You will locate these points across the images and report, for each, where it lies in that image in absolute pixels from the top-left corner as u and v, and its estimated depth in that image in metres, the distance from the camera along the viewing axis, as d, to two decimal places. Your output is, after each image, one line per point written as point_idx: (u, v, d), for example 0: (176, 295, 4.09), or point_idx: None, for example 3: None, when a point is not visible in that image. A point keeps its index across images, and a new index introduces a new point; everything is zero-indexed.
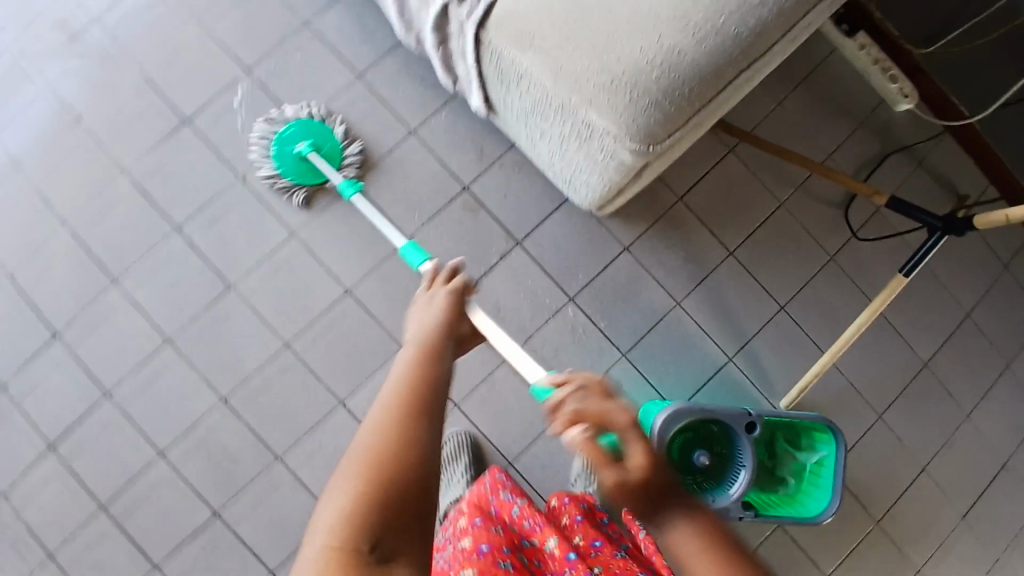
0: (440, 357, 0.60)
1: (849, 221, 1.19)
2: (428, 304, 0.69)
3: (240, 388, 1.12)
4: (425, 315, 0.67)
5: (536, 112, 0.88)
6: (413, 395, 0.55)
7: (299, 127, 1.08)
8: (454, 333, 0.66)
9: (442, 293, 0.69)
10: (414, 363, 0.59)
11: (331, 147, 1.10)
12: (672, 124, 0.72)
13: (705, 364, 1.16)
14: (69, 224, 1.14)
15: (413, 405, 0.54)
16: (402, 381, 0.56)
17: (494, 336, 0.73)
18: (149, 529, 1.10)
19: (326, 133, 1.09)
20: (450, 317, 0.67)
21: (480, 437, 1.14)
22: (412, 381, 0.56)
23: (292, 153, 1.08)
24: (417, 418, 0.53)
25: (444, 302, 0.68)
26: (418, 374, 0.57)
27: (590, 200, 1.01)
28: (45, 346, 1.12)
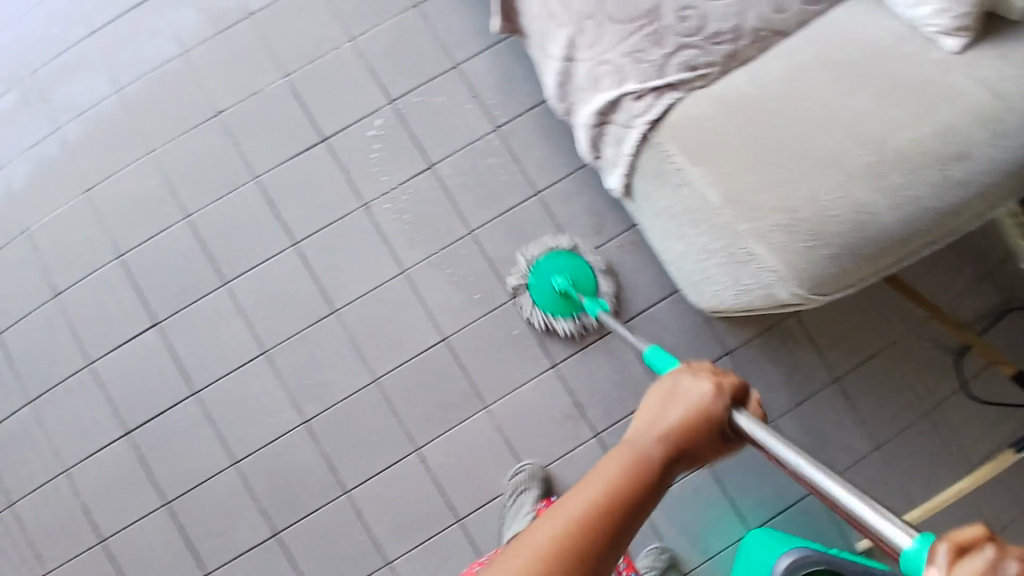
0: (650, 463, 0.56)
1: (961, 369, 1.14)
2: (679, 394, 0.60)
3: (322, 412, 1.12)
4: (664, 400, 0.60)
5: (684, 219, 0.86)
6: (608, 494, 0.53)
7: (560, 260, 1.11)
8: (685, 441, 0.58)
9: (697, 384, 0.60)
10: (625, 461, 0.55)
11: (586, 280, 1.11)
12: (845, 280, 0.70)
13: (786, 488, 1.12)
14: (191, 219, 1.17)
15: (609, 510, 0.52)
16: (613, 474, 0.54)
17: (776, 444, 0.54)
18: (210, 531, 1.12)
19: (579, 265, 1.11)
20: (703, 423, 0.58)
21: (555, 473, 1.12)
22: (611, 469, 0.55)
23: (553, 290, 1.10)
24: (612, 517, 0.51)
25: (699, 396, 0.59)
26: (629, 474, 0.54)
27: (710, 305, 0.98)
28: (147, 331, 1.16)
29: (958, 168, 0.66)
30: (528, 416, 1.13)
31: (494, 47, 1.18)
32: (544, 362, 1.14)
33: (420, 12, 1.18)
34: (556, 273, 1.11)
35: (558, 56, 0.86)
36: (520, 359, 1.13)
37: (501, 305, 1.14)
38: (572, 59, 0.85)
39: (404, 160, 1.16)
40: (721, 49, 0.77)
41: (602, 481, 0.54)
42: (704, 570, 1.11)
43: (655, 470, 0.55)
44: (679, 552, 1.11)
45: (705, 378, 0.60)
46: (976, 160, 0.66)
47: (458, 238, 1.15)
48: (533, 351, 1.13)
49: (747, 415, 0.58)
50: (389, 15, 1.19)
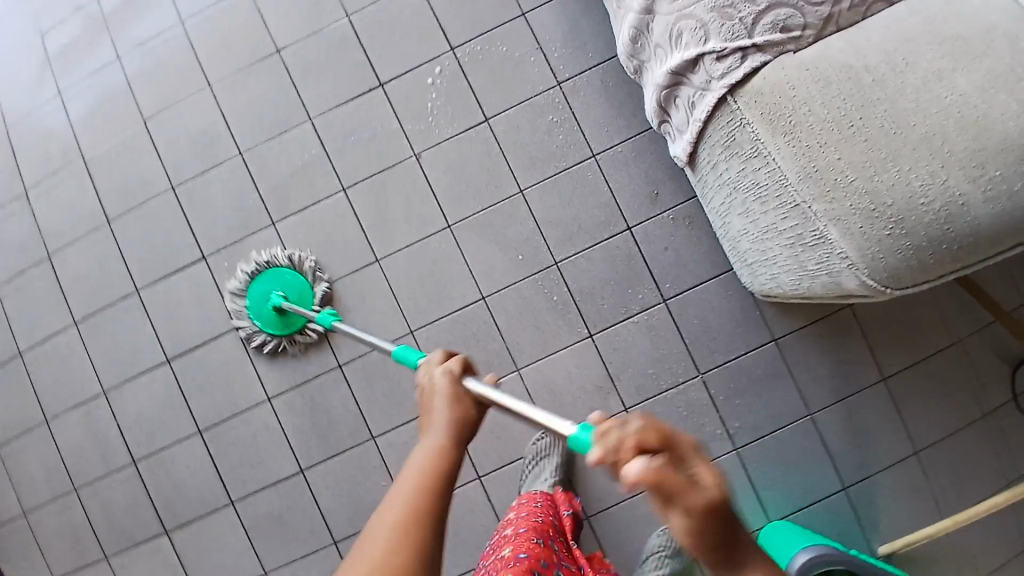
0: (448, 453, 0.51)
1: (1015, 382, 1.08)
2: (432, 386, 0.58)
3: (356, 358, 1.13)
4: (426, 403, 0.58)
5: (752, 193, 0.83)
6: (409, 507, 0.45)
7: (266, 280, 1.12)
8: (470, 420, 0.55)
9: (443, 374, 0.58)
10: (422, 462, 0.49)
11: (299, 284, 1.12)
12: (925, 274, 0.65)
13: (817, 484, 1.09)
14: (244, 155, 1.16)
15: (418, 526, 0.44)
16: (421, 465, 0.49)
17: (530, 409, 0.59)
18: (239, 461, 1.15)
19: (297, 280, 1.12)
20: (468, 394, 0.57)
21: None
22: (411, 482, 0.47)
23: (268, 303, 1.11)
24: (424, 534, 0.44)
25: (445, 381, 0.58)
26: (427, 472, 0.48)
27: (766, 287, 0.95)
28: (193, 262, 1.17)
29: None
30: (560, 384, 1.11)
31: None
32: (581, 332, 1.11)
33: None
34: (269, 288, 1.12)
35: (638, 8, 0.82)
36: (558, 326, 1.11)
37: (543, 269, 1.11)
38: (652, 11, 0.80)
39: (459, 112, 1.13)
40: (818, 11, 0.70)
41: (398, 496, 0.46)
42: None
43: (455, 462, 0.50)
44: None
45: (451, 365, 0.59)
46: None
47: (506, 196, 1.12)
48: (571, 319, 1.11)
49: (476, 380, 0.59)
50: None
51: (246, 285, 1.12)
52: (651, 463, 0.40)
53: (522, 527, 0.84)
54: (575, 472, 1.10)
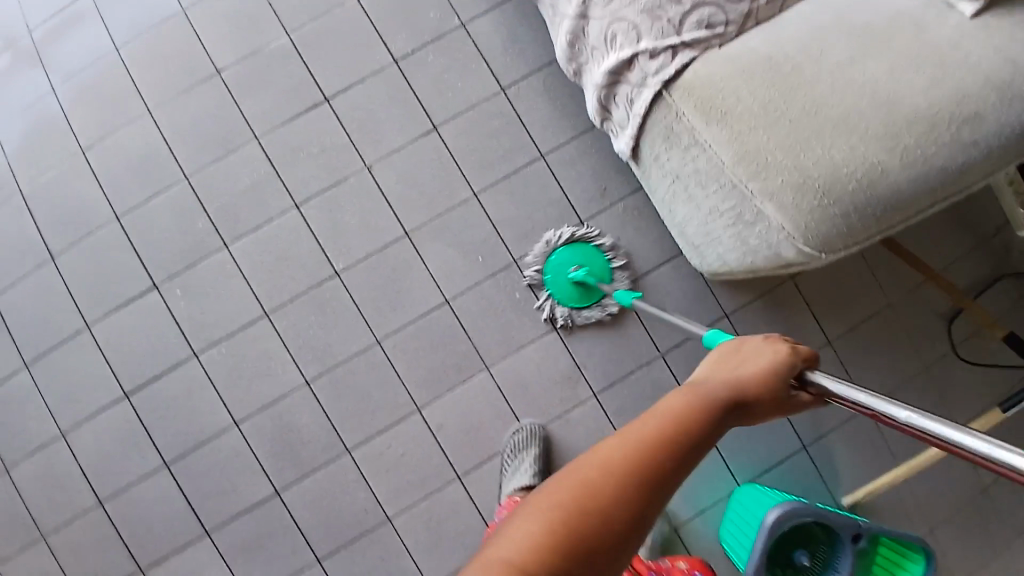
0: (703, 418, 0.52)
1: (951, 334, 1.18)
2: (744, 352, 0.58)
3: (325, 372, 1.13)
4: (725, 364, 0.57)
5: (692, 179, 0.88)
6: (657, 440, 0.50)
7: (574, 252, 1.13)
8: (739, 399, 0.54)
9: (759, 342, 0.58)
10: (682, 411, 0.52)
11: (601, 268, 1.14)
12: (852, 237, 0.72)
13: (778, 447, 1.17)
14: (191, 180, 1.15)
15: (657, 453, 0.49)
16: (658, 423, 0.51)
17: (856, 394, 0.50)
18: (212, 488, 1.13)
19: (591, 252, 1.14)
20: (755, 377, 0.55)
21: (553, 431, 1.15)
22: (667, 425, 0.51)
23: (568, 279, 1.13)
24: (661, 458, 0.49)
25: (760, 351, 0.57)
26: (687, 422, 0.51)
27: (712, 267, 1.01)
28: (144, 292, 1.15)
29: (969, 129, 0.67)
30: (529, 377, 1.15)
31: (500, 8, 1.16)
32: (545, 326, 1.15)
33: None
34: (565, 266, 1.13)
35: (572, 15, 0.87)
36: (522, 322, 1.15)
37: (503, 268, 1.15)
38: (586, 16, 0.86)
39: (407, 123, 1.15)
40: (739, 8, 0.79)
41: (649, 424, 0.51)
42: (696, 524, 1.16)
43: (707, 427, 0.52)
44: (672, 508, 1.16)
45: (781, 344, 0.57)
46: (988, 122, 0.67)
47: (460, 201, 1.14)
48: (534, 314, 1.15)
49: (825, 374, 0.55)
50: None
51: (551, 251, 1.13)
52: None
53: None
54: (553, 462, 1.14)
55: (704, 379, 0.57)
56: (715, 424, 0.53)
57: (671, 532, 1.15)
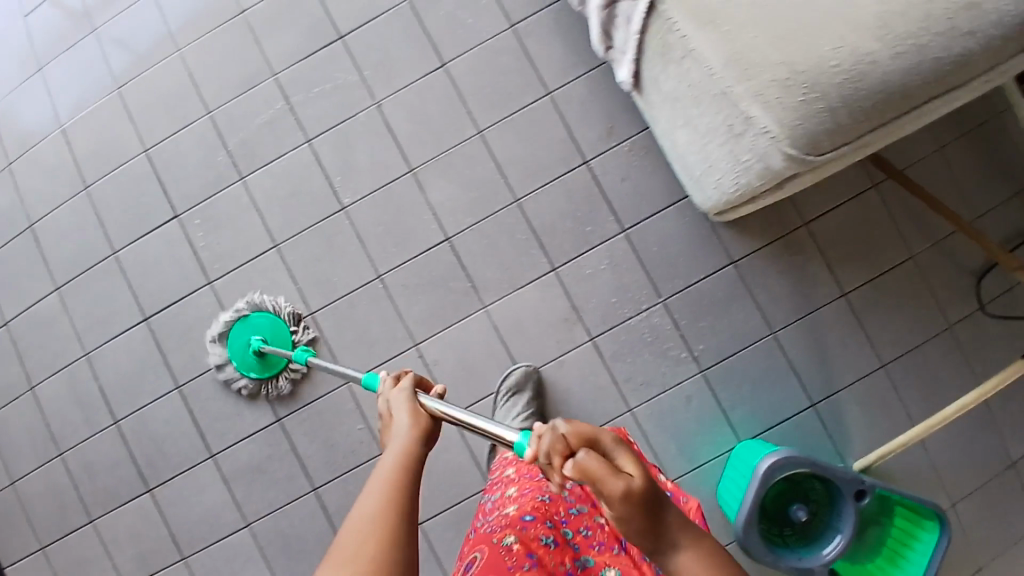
0: (414, 463, 0.60)
1: (979, 292, 1.10)
2: (387, 409, 0.69)
3: (327, 304, 1.13)
4: (385, 422, 0.68)
5: (688, 97, 0.86)
6: (378, 519, 0.53)
7: (265, 319, 1.12)
8: (431, 434, 0.65)
9: (397, 395, 0.69)
10: (390, 467, 0.59)
11: (285, 339, 1.12)
12: (841, 136, 0.68)
13: (785, 402, 1.10)
14: (212, 114, 1.19)
15: (392, 517, 0.53)
16: (374, 509, 0.54)
17: (465, 417, 0.65)
18: (216, 412, 1.16)
19: (280, 325, 1.13)
20: (423, 410, 0.66)
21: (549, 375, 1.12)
22: (383, 488, 0.56)
23: (249, 351, 1.12)
24: (405, 502, 0.55)
25: (405, 395, 0.68)
26: (397, 469, 0.58)
27: (713, 201, 0.98)
28: (166, 222, 1.19)
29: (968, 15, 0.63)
30: (526, 318, 1.12)
31: None
32: (545, 267, 1.13)
33: None
34: (252, 332, 1.12)
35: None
36: (522, 263, 1.13)
37: (505, 207, 1.13)
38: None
39: (418, 60, 1.15)
40: None
41: (357, 525, 0.52)
42: (691, 480, 1.11)
43: (417, 461, 0.60)
44: (668, 461, 1.11)
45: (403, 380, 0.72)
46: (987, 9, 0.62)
47: (466, 138, 1.13)
48: (535, 255, 1.13)
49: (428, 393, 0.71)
50: None
51: (230, 326, 1.13)
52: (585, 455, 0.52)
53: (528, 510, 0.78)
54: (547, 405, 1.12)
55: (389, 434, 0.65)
56: (421, 460, 0.61)
57: None
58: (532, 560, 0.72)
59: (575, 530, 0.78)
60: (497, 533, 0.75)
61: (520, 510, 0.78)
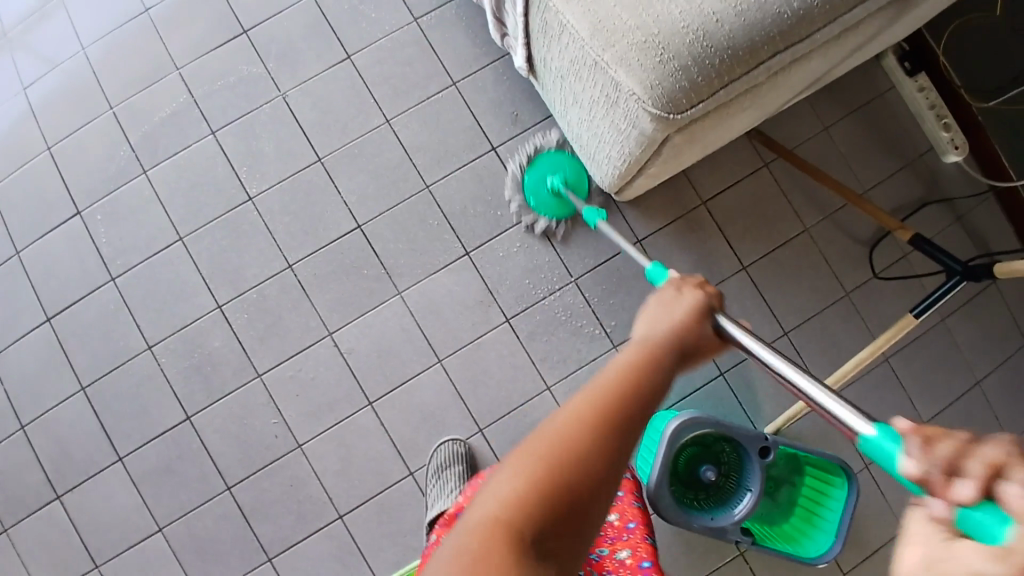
0: (659, 363, 0.54)
1: (872, 261, 1.15)
2: (671, 304, 0.60)
3: (237, 296, 1.12)
4: (655, 309, 0.60)
5: (571, 73, 0.88)
6: (606, 405, 0.50)
7: (555, 157, 1.13)
8: (681, 343, 0.57)
9: (685, 298, 0.60)
10: (635, 356, 0.54)
11: (581, 181, 1.13)
12: (698, 94, 0.71)
13: (696, 373, 1.13)
14: (115, 111, 1.17)
15: (610, 405, 0.50)
16: (607, 380, 0.51)
17: (756, 348, 0.58)
18: (123, 412, 1.12)
19: (578, 169, 1.13)
20: (688, 325, 0.58)
21: (463, 358, 1.12)
22: (619, 371, 0.52)
23: (547, 190, 1.13)
24: (630, 396, 0.50)
25: (690, 303, 0.59)
26: (643, 360, 0.54)
27: (608, 178, 1.00)
28: (69, 220, 1.16)
29: None
30: (440, 302, 1.13)
31: None
32: (457, 251, 1.14)
33: None
34: (548, 176, 1.13)
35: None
36: (434, 247, 1.14)
37: (415, 194, 1.14)
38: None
39: (323, 52, 1.16)
40: None
41: (583, 396, 0.51)
42: None
43: (665, 363, 0.54)
44: None
45: (700, 293, 0.61)
46: None
47: (373, 127, 1.15)
48: (446, 238, 1.14)
49: (733, 322, 0.59)
50: None
51: (523, 174, 1.13)
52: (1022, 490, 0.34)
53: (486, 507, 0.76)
54: (464, 388, 1.12)
55: (650, 333, 0.58)
56: (666, 365, 0.55)
57: None
58: None
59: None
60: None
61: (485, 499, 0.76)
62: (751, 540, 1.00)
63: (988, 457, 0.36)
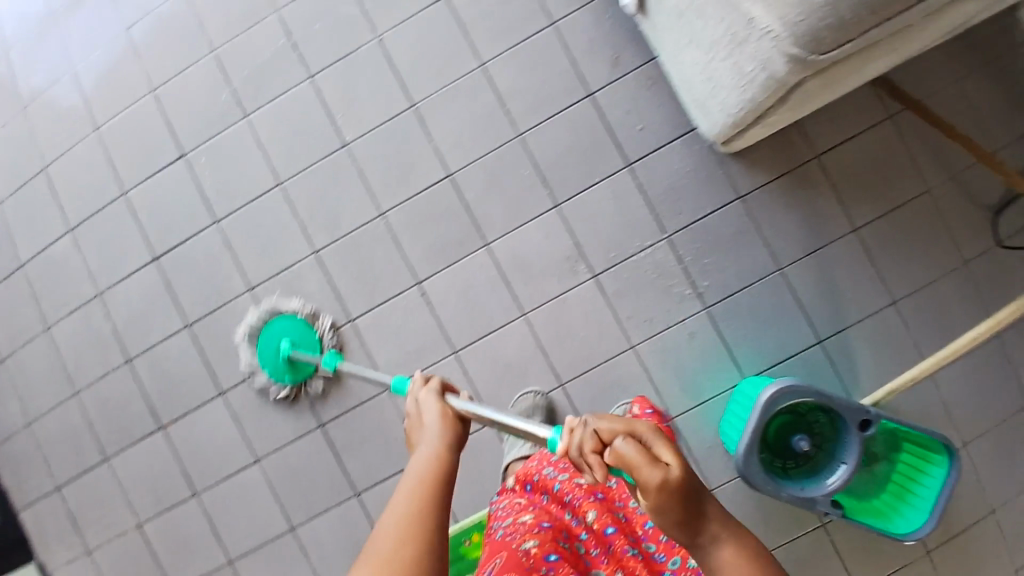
0: (446, 460, 0.63)
1: (996, 226, 1.06)
2: (422, 411, 0.71)
3: (331, 242, 1.14)
4: (417, 429, 0.70)
5: (691, 11, 0.83)
6: (410, 524, 0.56)
7: (289, 324, 1.13)
8: (453, 438, 0.67)
9: (429, 399, 0.72)
10: (420, 470, 0.61)
11: (312, 338, 1.13)
12: (845, 34, 0.65)
13: (791, 340, 1.08)
14: (215, 53, 1.18)
15: (414, 523, 0.56)
16: (410, 487, 0.60)
17: (482, 410, 0.70)
18: (226, 349, 1.18)
19: (302, 325, 1.13)
20: (446, 421, 0.68)
21: (551, 313, 1.12)
22: (411, 491, 0.59)
23: (278, 353, 1.13)
24: (425, 509, 0.57)
25: (436, 405, 0.71)
26: (434, 459, 0.63)
27: (717, 129, 0.95)
28: (173, 162, 1.19)
29: None
30: (530, 256, 1.11)
31: None
32: (549, 204, 1.11)
33: None
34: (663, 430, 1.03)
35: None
36: (526, 198, 1.11)
37: (508, 143, 1.11)
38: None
39: None
40: None
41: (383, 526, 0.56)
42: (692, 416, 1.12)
43: (448, 463, 0.63)
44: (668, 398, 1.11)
45: (433, 390, 0.73)
46: None
47: (468, 71, 1.11)
48: (538, 190, 1.11)
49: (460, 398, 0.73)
50: None
51: None
52: (625, 445, 0.55)
53: (543, 519, 0.77)
54: (549, 343, 1.12)
55: (431, 439, 0.66)
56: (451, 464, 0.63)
57: None
58: (550, 561, 0.70)
59: (585, 544, 0.77)
60: (515, 539, 0.73)
61: (538, 518, 0.77)
62: (840, 512, 1.00)
63: (617, 449, 0.55)
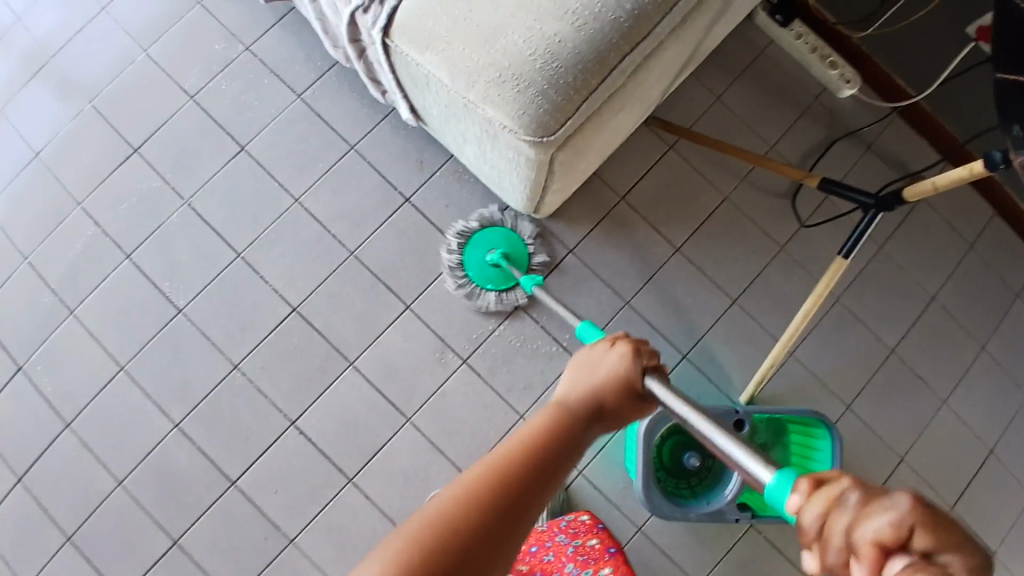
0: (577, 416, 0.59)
1: (797, 210, 1.17)
2: (597, 362, 0.62)
3: (190, 411, 1.11)
4: (583, 368, 0.62)
5: (450, 116, 0.88)
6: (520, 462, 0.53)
7: (499, 234, 1.12)
8: (596, 403, 0.60)
9: (612, 359, 0.62)
10: (543, 424, 0.57)
11: (519, 251, 1.13)
12: (562, 113, 0.72)
13: (659, 362, 1.13)
14: (30, 260, 1.16)
15: (508, 472, 0.52)
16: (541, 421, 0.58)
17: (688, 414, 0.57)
18: (112, 554, 1.09)
19: (511, 235, 1.13)
20: (597, 395, 0.60)
21: (431, 411, 1.12)
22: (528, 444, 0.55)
23: (488, 265, 1.11)
24: (530, 468, 0.52)
25: (616, 366, 0.61)
26: (557, 423, 0.57)
27: (519, 201, 1.01)
28: (11, 377, 1.14)
29: None
30: (394, 362, 1.12)
31: (281, 23, 1.19)
32: (398, 307, 1.14)
33: (202, 9, 1.20)
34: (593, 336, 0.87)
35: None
36: (373, 309, 1.13)
37: (342, 262, 1.14)
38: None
39: (216, 150, 1.16)
40: None
41: (483, 462, 0.53)
42: (598, 465, 1.12)
43: (575, 425, 0.58)
44: None
45: (625, 352, 0.63)
46: None
47: (284, 208, 1.15)
48: (383, 297, 1.14)
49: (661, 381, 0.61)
50: (174, 20, 1.20)
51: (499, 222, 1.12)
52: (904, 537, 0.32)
53: None
54: (438, 440, 1.11)
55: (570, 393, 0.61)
56: (574, 429, 0.58)
57: (563, 495, 1.10)
58: None
59: None
60: None
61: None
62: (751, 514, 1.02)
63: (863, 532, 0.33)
